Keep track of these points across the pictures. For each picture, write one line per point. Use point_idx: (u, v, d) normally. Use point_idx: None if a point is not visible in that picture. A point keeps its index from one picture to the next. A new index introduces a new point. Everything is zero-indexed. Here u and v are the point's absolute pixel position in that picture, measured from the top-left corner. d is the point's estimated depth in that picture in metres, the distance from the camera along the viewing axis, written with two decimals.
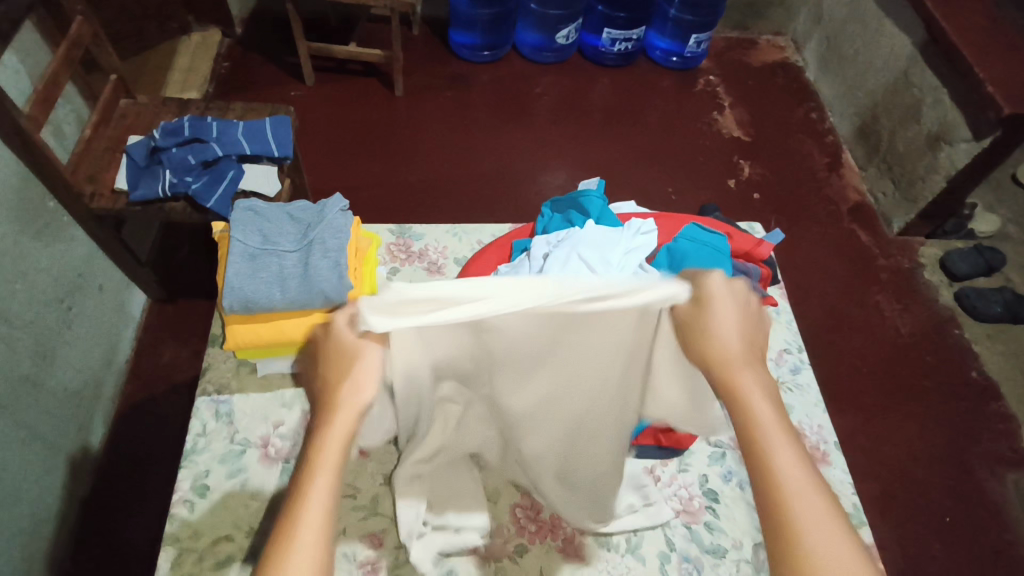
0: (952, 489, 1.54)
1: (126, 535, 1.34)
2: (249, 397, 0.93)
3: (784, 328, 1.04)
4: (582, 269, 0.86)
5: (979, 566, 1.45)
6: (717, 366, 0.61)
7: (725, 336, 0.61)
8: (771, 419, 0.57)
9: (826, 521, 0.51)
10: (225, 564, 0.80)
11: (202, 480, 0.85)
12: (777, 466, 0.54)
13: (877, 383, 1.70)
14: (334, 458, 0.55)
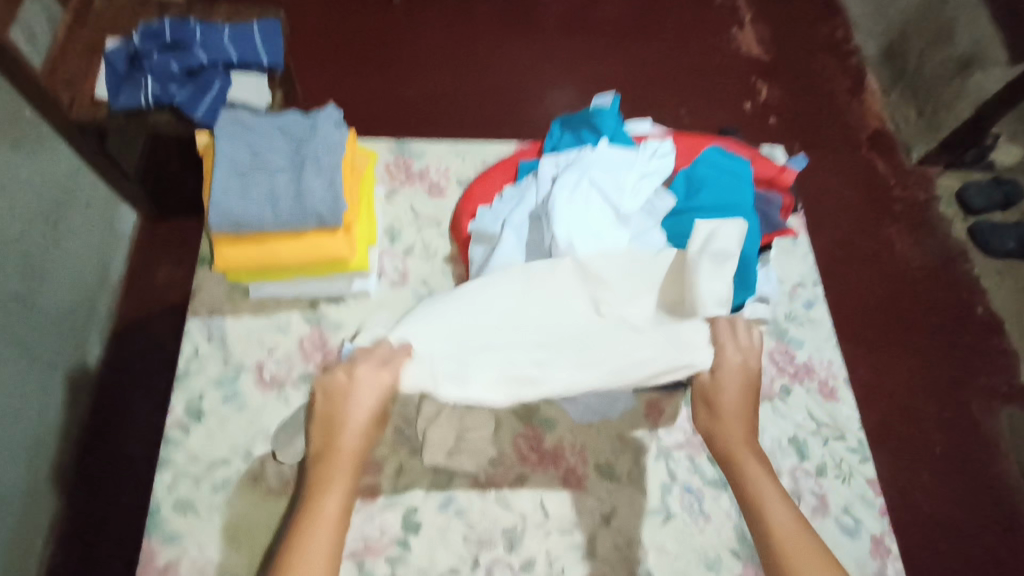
0: (946, 422, 1.55)
1: (130, 450, 1.35)
2: (242, 320, 0.89)
3: (800, 262, 0.98)
4: (594, 194, 0.81)
5: (965, 495, 1.48)
6: (727, 433, 0.76)
7: (731, 406, 0.76)
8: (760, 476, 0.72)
9: (808, 555, 0.65)
10: (222, 487, 0.79)
11: (196, 404, 0.83)
12: (764, 518, 0.69)
13: (882, 316, 1.68)
14: (333, 511, 0.67)
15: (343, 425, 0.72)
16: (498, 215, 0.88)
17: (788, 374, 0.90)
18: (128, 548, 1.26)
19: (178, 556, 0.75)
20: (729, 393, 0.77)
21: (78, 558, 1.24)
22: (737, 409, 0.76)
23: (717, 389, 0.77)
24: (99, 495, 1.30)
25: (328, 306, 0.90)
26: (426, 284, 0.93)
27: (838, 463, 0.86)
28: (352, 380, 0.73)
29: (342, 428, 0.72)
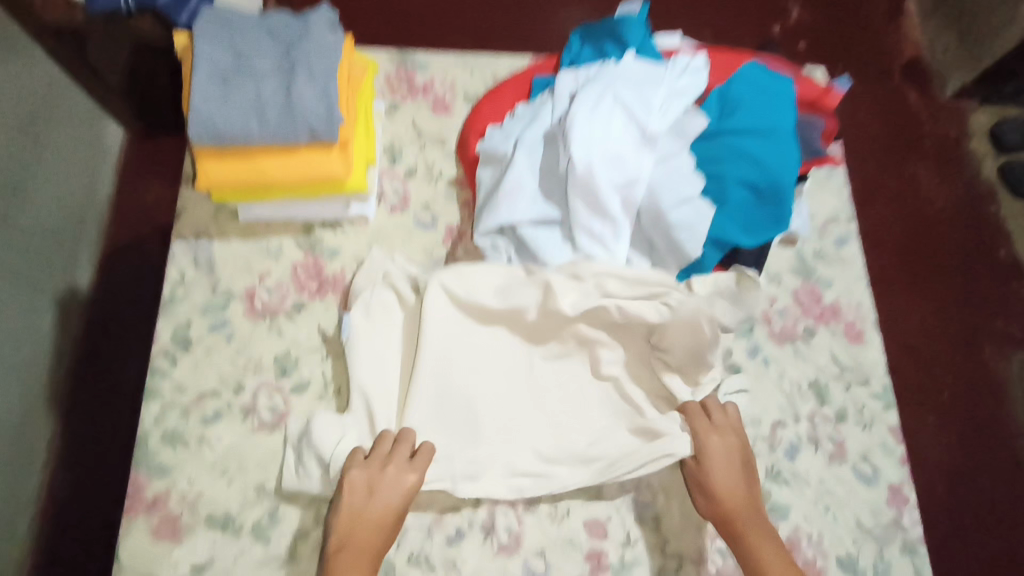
0: (955, 367, 1.47)
1: (122, 374, 1.31)
2: (230, 245, 0.83)
3: (834, 195, 0.91)
4: (617, 113, 0.73)
5: (969, 438, 1.41)
6: (730, 513, 0.70)
7: (728, 488, 0.71)
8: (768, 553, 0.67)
9: None
10: (212, 420, 0.75)
11: (183, 333, 0.78)
12: None
13: (900, 257, 1.55)
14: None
15: (366, 516, 0.67)
16: (510, 133, 0.81)
17: (814, 316, 0.85)
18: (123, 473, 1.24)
19: (168, 488, 0.72)
20: (720, 474, 0.72)
21: (77, 482, 1.22)
22: (732, 491, 0.71)
23: (709, 474, 0.72)
24: (97, 420, 1.27)
25: (323, 231, 0.84)
26: (428, 210, 0.85)
27: (861, 409, 0.82)
28: (385, 468, 0.69)
29: (369, 520, 0.67)
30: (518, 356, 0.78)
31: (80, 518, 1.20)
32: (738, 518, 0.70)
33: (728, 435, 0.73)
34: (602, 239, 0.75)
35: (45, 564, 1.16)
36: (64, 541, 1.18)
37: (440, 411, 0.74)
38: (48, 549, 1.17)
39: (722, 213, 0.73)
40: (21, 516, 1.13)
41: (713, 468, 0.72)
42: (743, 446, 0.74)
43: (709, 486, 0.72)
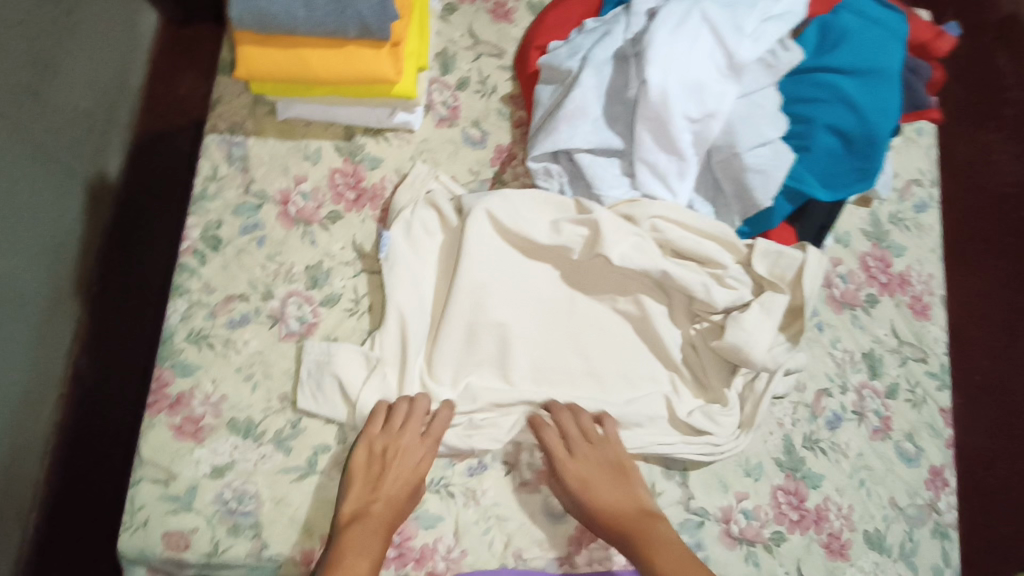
0: (1000, 352, 1.27)
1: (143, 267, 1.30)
2: (268, 143, 0.78)
3: (922, 155, 0.84)
4: (703, 32, 0.65)
5: (990, 429, 1.22)
6: (621, 526, 0.66)
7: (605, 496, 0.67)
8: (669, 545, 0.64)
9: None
10: (238, 324, 0.73)
11: (213, 232, 0.75)
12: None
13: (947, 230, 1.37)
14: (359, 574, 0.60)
15: (381, 488, 0.65)
16: (577, 47, 0.73)
17: (878, 284, 0.79)
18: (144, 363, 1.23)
19: (192, 387, 0.71)
20: (596, 490, 0.67)
21: (99, 368, 1.22)
22: (617, 507, 0.67)
23: (586, 492, 0.67)
24: (121, 309, 1.26)
25: (365, 138, 0.79)
26: (477, 126, 0.79)
27: (913, 386, 0.77)
28: (400, 439, 0.66)
29: (384, 492, 0.65)
30: (556, 298, 0.74)
31: (99, 403, 1.20)
32: (629, 532, 0.65)
33: (585, 453, 0.68)
34: (664, 175, 0.70)
35: (67, 444, 1.16)
36: (84, 425, 1.18)
37: (471, 346, 0.71)
38: (72, 429, 1.17)
39: (806, 159, 0.67)
40: (45, 394, 1.14)
41: (591, 484, 0.68)
42: (619, 454, 0.69)
43: (588, 509, 0.67)
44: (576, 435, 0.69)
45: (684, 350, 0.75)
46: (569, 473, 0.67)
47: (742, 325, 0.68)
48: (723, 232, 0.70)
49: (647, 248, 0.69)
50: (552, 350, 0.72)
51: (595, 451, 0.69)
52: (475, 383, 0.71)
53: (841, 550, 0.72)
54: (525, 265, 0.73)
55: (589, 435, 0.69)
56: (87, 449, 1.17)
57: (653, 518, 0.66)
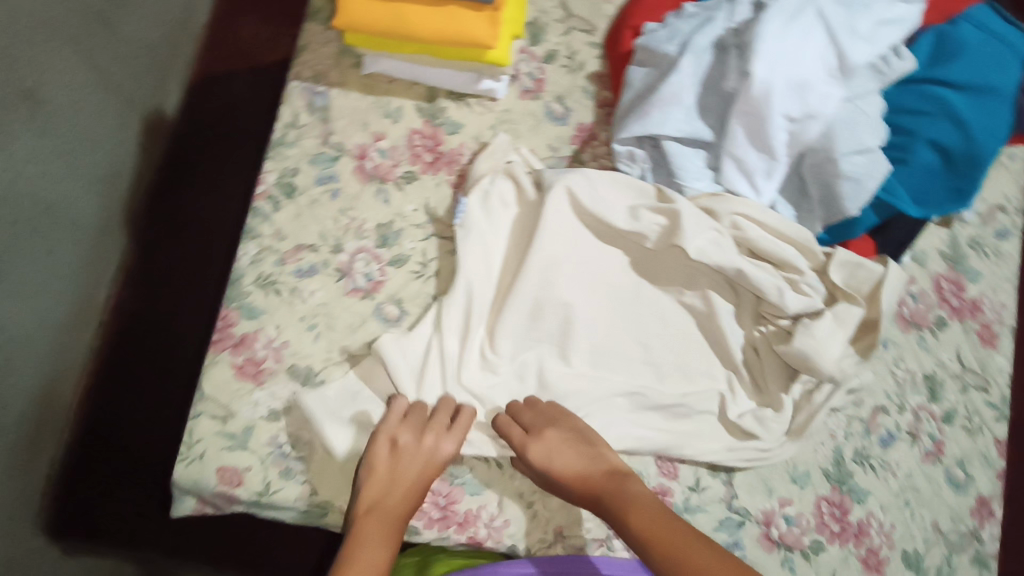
0: None
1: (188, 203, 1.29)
2: (350, 96, 0.77)
3: (1010, 181, 0.83)
4: (817, 30, 0.64)
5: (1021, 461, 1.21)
6: (592, 491, 0.63)
7: (574, 468, 0.64)
8: (643, 501, 0.60)
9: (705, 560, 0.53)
10: (305, 272, 0.73)
11: (289, 180, 0.75)
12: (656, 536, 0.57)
13: None
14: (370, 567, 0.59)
15: (400, 481, 0.64)
16: (677, 31, 0.72)
17: (949, 307, 0.78)
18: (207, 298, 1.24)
19: (256, 330, 0.71)
20: (561, 463, 0.65)
21: (141, 299, 1.22)
22: (583, 472, 0.64)
23: (555, 469, 0.64)
24: (168, 246, 1.26)
25: (447, 101, 0.78)
26: (561, 102, 0.79)
27: (971, 414, 0.77)
28: (429, 436, 0.64)
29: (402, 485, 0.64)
30: (623, 285, 0.73)
31: (138, 334, 1.20)
32: (602, 497, 0.62)
33: (540, 427, 0.66)
34: (750, 173, 0.68)
35: (104, 369, 1.16)
36: (123, 352, 1.18)
37: (536, 325, 0.71)
38: (108, 355, 1.17)
39: (902, 172, 0.67)
40: (88, 320, 1.14)
41: (556, 459, 0.65)
42: (578, 425, 0.67)
43: (558, 482, 0.64)
44: (535, 416, 0.67)
45: (745, 349, 0.75)
46: (530, 451, 0.64)
47: (811, 332, 0.68)
48: (804, 237, 0.69)
49: (726, 245, 0.68)
50: (614, 338, 0.72)
51: (549, 423, 0.66)
52: (537, 365, 0.70)
53: (877, 565, 0.71)
54: (597, 249, 0.73)
55: (544, 410, 0.67)
56: (124, 376, 1.17)
57: (622, 476, 0.63)
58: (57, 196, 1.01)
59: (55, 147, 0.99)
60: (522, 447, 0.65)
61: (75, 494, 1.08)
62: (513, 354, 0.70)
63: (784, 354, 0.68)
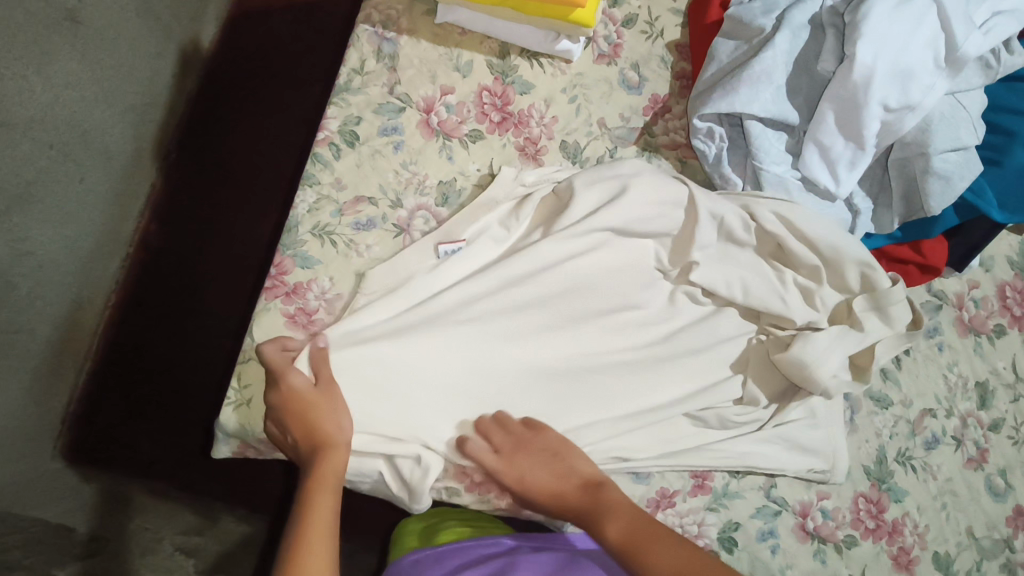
0: None
1: (218, 140, 1.21)
2: (420, 45, 0.74)
3: None
4: (930, 16, 0.63)
5: None
6: (570, 506, 0.62)
7: (552, 486, 0.63)
8: (624, 505, 0.60)
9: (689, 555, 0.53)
10: (363, 226, 0.71)
11: (352, 128, 0.72)
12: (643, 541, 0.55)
13: None
14: (327, 523, 0.57)
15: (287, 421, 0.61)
16: (773, 4, 0.69)
17: (1010, 316, 0.79)
18: (251, 237, 1.18)
19: (310, 279, 0.69)
20: (536, 481, 0.63)
21: (168, 234, 1.16)
22: (558, 489, 0.63)
23: (533, 491, 0.64)
24: (193, 184, 1.19)
25: (520, 60, 0.75)
26: (637, 70, 0.76)
27: (1018, 424, 0.78)
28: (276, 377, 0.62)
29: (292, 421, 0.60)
30: (619, 292, 0.70)
31: (162, 271, 1.14)
32: (581, 512, 0.61)
33: (508, 448, 0.63)
34: (833, 163, 0.67)
35: (125, 301, 1.11)
36: (149, 287, 1.13)
37: (464, 325, 0.65)
38: (132, 288, 1.12)
39: (993, 173, 0.68)
40: (113, 253, 1.10)
41: (531, 476, 0.63)
42: (549, 439, 0.64)
43: (542, 501, 0.64)
44: (504, 438, 0.63)
45: (745, 354, 0.73)
46: (501, 474, 0.63)
47: (811, 342, 0.67)
48: (826, 246, 0.68)
49: (738, 255, 0.70)
50: (588, 333, 0.69)
51: (517, 445, 0.63)
52: (552, 350, 0.67)
53: (907, 565, 0.72)
54: (619, 245, 0.70)
55: (513, 433, 0.63)
56: (145, 310, 1.12)
57: (596, 487, 0.62)
58: (91, 125, 0.98)
59: (92, 73, 0.96)
60: (494, 471, 0.63)
61: (93, 425, 1.05)
62: (531, 335, 0.67)
63: (780, 361, 0.68)
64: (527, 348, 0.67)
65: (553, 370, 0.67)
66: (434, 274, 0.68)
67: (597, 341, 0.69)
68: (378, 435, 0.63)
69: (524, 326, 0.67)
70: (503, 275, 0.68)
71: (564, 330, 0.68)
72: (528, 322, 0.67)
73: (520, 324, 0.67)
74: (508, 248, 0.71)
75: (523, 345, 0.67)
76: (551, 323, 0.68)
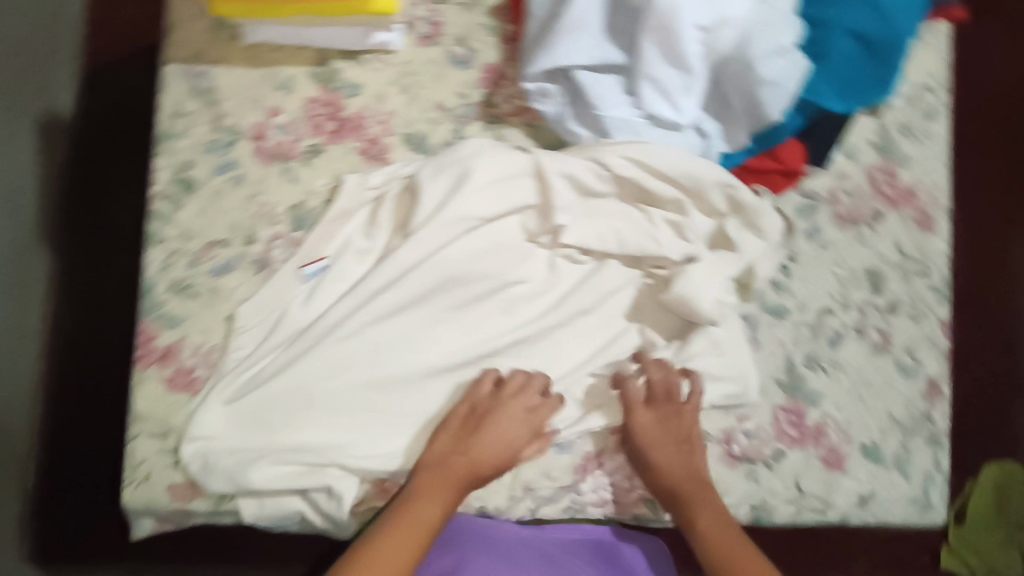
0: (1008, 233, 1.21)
1: None
2: (235, 72, 0.71)
3: (935, 57, 0.81)
4: None
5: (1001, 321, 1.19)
6: (675, 486, 0.68)
7: (667, 460, 0.68)
8: (720, 513, 0.67)
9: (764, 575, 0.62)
10: (221, 271, 0.68)
11: (185, 175, 0.69)
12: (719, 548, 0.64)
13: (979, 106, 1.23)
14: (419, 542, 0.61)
15: (446, 440, 0.65)
16: None
17: (884, 198, 0.78)
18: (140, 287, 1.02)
19: (180, 339, 0.67)
20: (659, 450, 0.68)
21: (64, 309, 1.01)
22: (673, 468, 0.68)
23: (647, 452, 0.68)
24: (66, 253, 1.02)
25: (341, 62, 0.72)
26: (463, 44, 0.74)
27: (915, 301, 0.78)
28: (484, 397, 0.66)
29: (462, 447, 0.65)
30: (493, 272, 0.69)
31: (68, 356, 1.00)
32: (682, 498, 0.67)
33: (662, 409, 0.69)
34: (668, 92, 0.66)
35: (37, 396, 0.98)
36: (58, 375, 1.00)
37: (343, 343, 0.65)
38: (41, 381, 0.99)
39: (822, 67, 0.68)
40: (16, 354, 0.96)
41: (655, 446, 0.68)
42: (692, 424, 0.70)
43: (646, 460, 0.69)
44: (659, 394, 0.69)
45: (639, 304, 0.72)
46: (639, 423, 0.68)
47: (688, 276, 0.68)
48: (683, 176, 0.68)
49: (602, 207, 0.69)
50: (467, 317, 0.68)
51: (675, 412, 0.69)
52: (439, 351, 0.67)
53: (838, 462, 0.74)
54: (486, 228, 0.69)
55: (673, 398, 0.69)
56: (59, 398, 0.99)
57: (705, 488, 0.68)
58: None
59: None
60: (634, 417, 0.69)
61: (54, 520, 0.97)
62: (410, 339, 0.66)
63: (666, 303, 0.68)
64: (413, 352, 0.66)
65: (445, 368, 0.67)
66: (307, 304, 0.67)
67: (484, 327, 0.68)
68: (296, 465, 0.64)
69: (401, 331, 0.66)
70: (373, 289, 0.67)
71: (448, 327, 0.67)
72: (404, 328, 0.66)
73: (396, 331, 0.66)
74: (377, 259, 0.69)
75: (410, 350, 0.66)
76: (429, 323, 0.67)
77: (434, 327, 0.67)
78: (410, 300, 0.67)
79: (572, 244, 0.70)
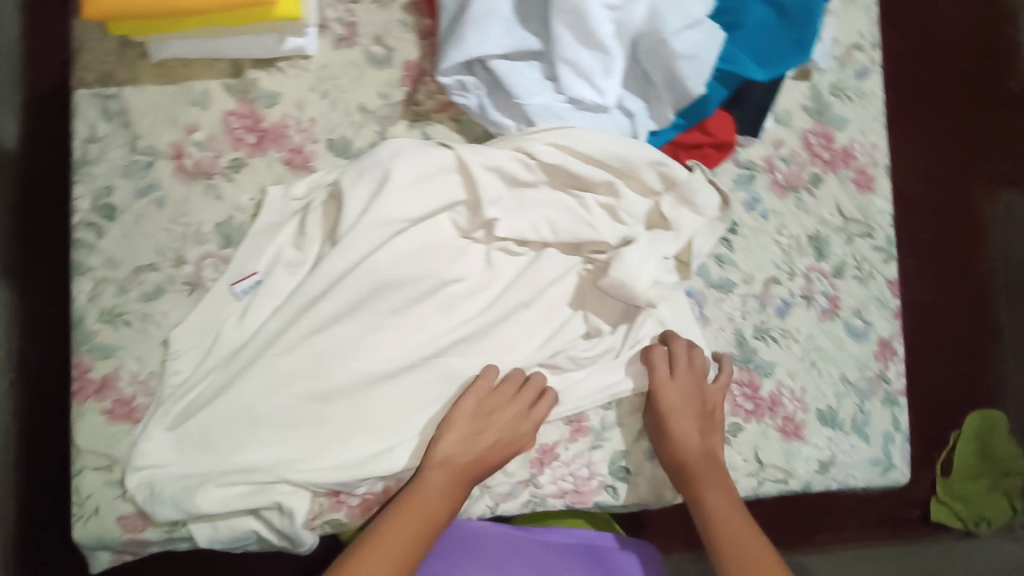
0: (946, 195, 1.27)
1: None
2: (147, 91, 0.69)
3: (863, 15, 0.80)
4: None
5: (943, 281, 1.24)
6: (687, 461, 0.68)
7: (682, 430, 0.68)
8: (724, 490, 0.68)
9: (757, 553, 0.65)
10: (152, 296, 0.67)
11: (106, 201, 0.67)
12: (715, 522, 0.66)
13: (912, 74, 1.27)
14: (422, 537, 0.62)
15: (466, 435, 0.65)
16: None
17: (822, 162, 0.77)
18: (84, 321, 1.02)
19: (116, 368, 0.66)
20: (675, 420, 0.68)
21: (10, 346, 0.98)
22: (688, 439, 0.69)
23: (665, 420, 0.69)
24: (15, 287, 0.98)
25: (256, 72, 0.71)
26: (380, 43, 0.72)
27: (860, 262, 0.78)
28: (503, 398, 0.66)
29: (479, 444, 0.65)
30: (428, 272, 0.68)
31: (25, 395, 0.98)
32: (691, 471, 0.68)
33: (688, 379, 0.69)
34: (587, 74, 0.65)
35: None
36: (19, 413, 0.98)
37: (282, 358, 0.64)
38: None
39: (739, 35, 0.68)
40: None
41: (674, 416, 0.69)
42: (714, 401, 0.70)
43: (662, 427, 0.69)
44: (685, 365, 0.69)
45: (581, 290, 0.71)
46: (663, 393, 0.68)
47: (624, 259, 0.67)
48: (612, 159, 0.67)
49: (534, 198, 0.68)
50: (408, 320, 0.67)
51: (698, 383, 0.70)
52: (383, 355, 0.66)
53: (795, 431, 0.74)
54: (415, 229, 0.68)
55: (698, 371, 0.69)
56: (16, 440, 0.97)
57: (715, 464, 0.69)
58: None
59: None
60: (660, 387, 0.69)
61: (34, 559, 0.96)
62: (351, 346, 0.65)
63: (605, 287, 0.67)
64: (355, 359, 0.65)
65: (391, 372, 0.66)
66: (241, 321, 0.66)
67: (424, 328, 0.67)
68: (248, 483, 0.62)
69: (342, 339, 0.65)
70: (308, 300, 0.66)
71: (389, 331, 0.66)
72: (345, 336, 0.65)
73: (336, 340, 0.65)
74: (309, 270, 0.67)
75: (352, 358, 0.65)
76: (369, 328, 0.66)
77: (375, 331, 0.66)
78: (346, 309, 0.66)
79: (507, 237, 0.69)
